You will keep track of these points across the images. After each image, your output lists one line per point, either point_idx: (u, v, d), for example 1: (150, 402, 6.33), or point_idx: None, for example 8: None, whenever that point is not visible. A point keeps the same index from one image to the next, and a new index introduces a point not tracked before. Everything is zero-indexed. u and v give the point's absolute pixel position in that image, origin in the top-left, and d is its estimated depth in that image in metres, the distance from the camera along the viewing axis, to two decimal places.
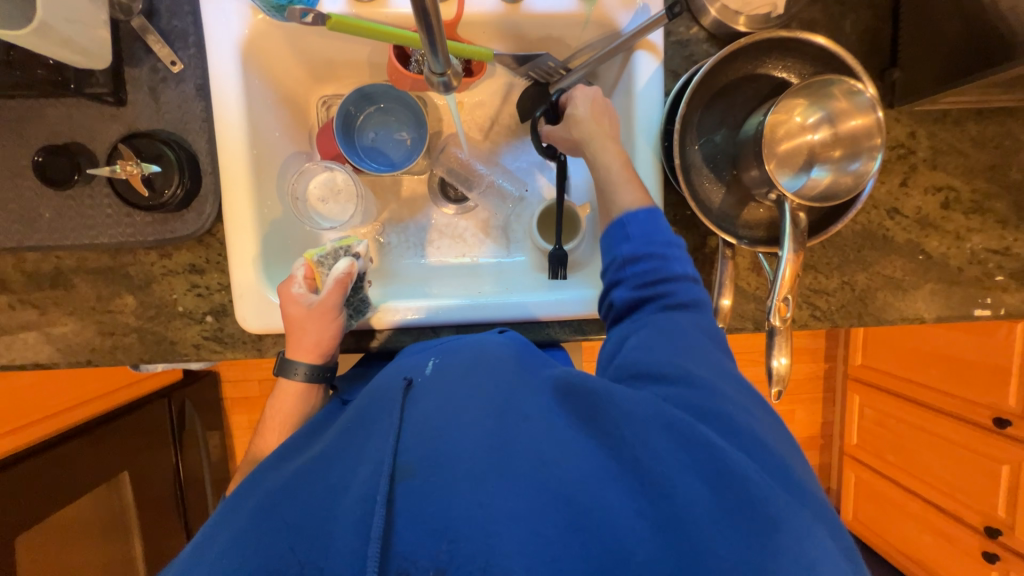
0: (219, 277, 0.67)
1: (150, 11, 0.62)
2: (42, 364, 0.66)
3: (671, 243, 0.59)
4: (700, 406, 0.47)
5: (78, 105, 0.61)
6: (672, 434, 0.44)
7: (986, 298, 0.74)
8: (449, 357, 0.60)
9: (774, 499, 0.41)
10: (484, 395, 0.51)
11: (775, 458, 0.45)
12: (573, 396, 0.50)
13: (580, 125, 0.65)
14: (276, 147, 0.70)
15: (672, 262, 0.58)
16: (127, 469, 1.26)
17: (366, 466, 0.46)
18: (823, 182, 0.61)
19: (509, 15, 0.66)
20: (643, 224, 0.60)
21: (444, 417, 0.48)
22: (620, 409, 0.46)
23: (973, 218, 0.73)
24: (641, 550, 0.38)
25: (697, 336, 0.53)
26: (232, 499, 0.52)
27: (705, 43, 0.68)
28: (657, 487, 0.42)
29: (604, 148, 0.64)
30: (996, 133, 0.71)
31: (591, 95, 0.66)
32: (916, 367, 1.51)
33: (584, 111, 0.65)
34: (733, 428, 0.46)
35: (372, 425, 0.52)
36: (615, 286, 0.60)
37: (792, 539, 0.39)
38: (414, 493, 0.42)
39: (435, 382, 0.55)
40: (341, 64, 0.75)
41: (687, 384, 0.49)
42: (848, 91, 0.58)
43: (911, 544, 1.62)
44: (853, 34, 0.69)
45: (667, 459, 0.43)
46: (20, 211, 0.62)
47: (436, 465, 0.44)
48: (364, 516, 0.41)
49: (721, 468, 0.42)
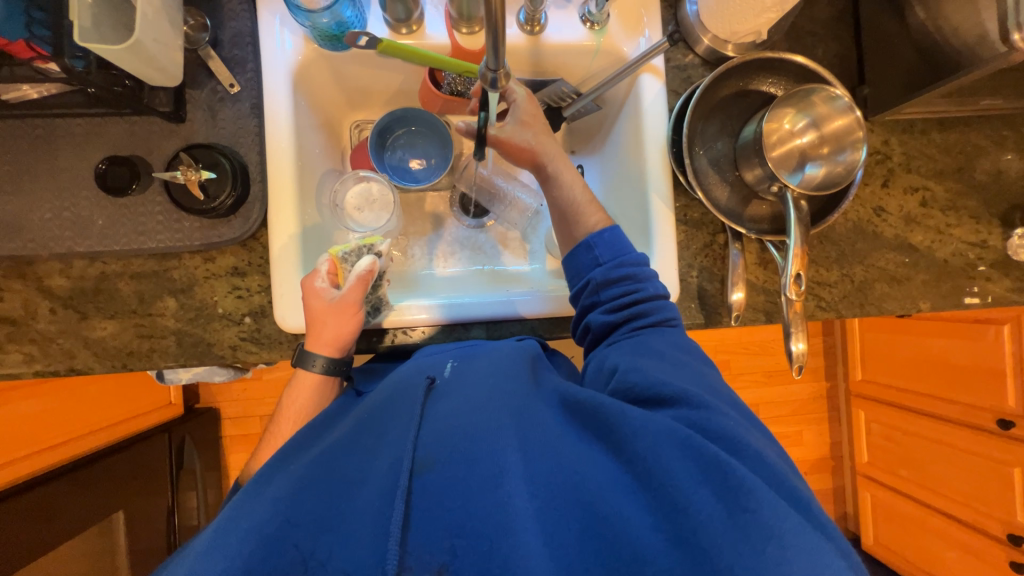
0: (260, 279, 0.70)
1: (215, 42, 0.70)
2: (78, 369, 0.67)
3: (639, 266, 0.64)
4: (699, 422, 0.50)
5: (141, 121, 0.67)
6: (681, 450, 0.47)
7: (973, 287, 0.80)
8: (468, 361, 0.62)
9: (786, 522, 0.43)
10: (502, 402, 0.54)
11: (778, 477, 0.47)
12: (586, 409, 0.52)
13: (543, 140, 0.70)
14: (316, 161, 0.76)
15: (642, 285, 0.63)
16: (123, 508, 1.16)
17: (387, 460, 0.50)
18: (818, 176, 0.70)
19: (530, 44, 0.75)
20: (611, 245, 0.65)
21: (465, 423, 0.51)
22: (633, 423, 0.49)
23: (950, 215, 0.80)
24: (650, 558, 0.42)
25: (672, 355, 0.58)
26: (249, 486, 0.52)
27: (700, 67, 0.79)
28: (672, 503, 0.44)
29: (563, 161, 0.71)
30: (958, 141, 0.81)
31: (534, 102, 0.71)
32: (915, 377, 1.56)
33: (535, 119, 0.70)
34: (734, 445, 0.48)
35: (392, 422, 0.55)
36: (592, 307, 0.65)
37: (793, 551, 0.41)
38: (432, 489, 0.46)
39: (453, 383, 0.58)
40: (375, 93, 0.84)
41: (689, 404, 0.51)
42: (828, 97, 0.67)
43: (940, 566, 1.58)
44: (825, 61, 0.81)
45: (677, 473, 0.45)
46: (73, 219, 0.65)
47: (450, 463, 0.48)
48: (386, 505, 0.46)
49: (724, 480, 0.45)
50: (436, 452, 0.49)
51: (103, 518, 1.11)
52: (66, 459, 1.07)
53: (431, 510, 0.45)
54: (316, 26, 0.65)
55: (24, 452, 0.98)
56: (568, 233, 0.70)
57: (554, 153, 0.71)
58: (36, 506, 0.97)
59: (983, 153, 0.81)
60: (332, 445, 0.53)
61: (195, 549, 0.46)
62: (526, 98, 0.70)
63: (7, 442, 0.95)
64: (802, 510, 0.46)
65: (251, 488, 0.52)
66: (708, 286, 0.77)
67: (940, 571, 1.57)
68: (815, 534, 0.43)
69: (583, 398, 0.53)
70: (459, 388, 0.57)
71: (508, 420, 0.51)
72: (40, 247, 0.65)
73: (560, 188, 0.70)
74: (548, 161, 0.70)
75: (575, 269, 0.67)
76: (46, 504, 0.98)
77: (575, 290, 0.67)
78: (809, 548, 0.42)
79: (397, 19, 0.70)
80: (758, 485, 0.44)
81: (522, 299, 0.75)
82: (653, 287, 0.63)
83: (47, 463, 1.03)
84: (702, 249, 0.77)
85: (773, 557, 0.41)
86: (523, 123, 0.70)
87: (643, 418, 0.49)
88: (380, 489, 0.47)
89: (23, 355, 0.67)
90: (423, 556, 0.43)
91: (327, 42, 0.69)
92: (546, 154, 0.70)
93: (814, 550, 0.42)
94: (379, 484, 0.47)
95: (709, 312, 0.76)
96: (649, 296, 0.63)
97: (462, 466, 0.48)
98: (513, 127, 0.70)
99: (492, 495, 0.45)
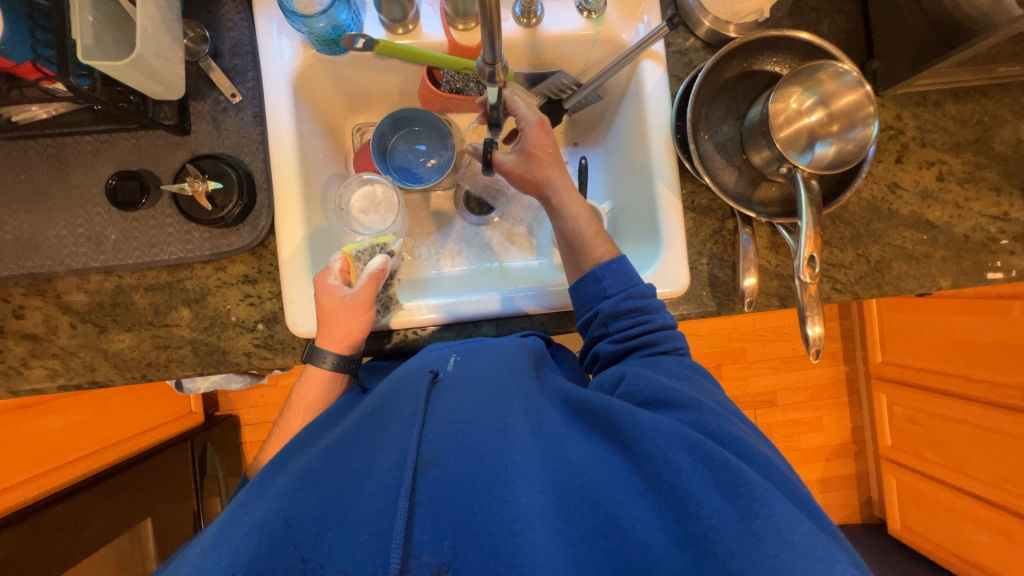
0: (271, 285, 0.71)
1: (215, 53, 0.71)
2: (99, 382, 0.69)
3: (647, 298, 0.64)
4: (707, 427, 0.49)
5: (148, 136, 0.68)
6: (692, 454, 0.46)
7: (995, 262, 0.77)
8: (472, 356, 0.62)
9: (799, 526, 0.42)
10: (506, 395, 0.53)
11: (788, 485, 0.47)
12: (592, 411, 0.52)
13: (545, 171, 0.70)
14: (320, 167, 0.77)
15: (652, 316, 0.63)
16: (150, 516, 1.18)
17: (392, 456, 0.50)
18: (828, 155, 0.68)
19: (529, 37, 0.75)
20: (619, 277, 0.65)
21: (468, 419, 0.51)
22: (641, 426, 0.48)
23: (969, 188, 0.78)
24: (660, 560, 0.42)
25: (680, 373, 0.58)
26: (256, 483, 0.53)
27: (702, 50, 0.78)
28: (681, 504, 0.44)
29: (568, 192, 0.71)
30: (975, 111, 0.79)
31: (545, 132, 0.70)
32: (938, 356, 1.52)
33: (542, 151, 0.70)
34: (745, 452, 0.48)
35: (396, 418, 0.55)
36: (601, 337, 0.65)
37: (807, 559, 0.40)
38: (437, 484, 0.46)
39: (456, 377, 0.58)
40: (375, 95, 0.84)
41: (695, 409, 0.52)
42: (835, 73, 0.65)
43: (971, 549, 1.52)
44: (832, 35, 0.79)
45: (689, 478, 0.45)
46: (88, 235, 0.66)
47: (455, 460, 0.47)
48: (389, 501, 0.45)
49: (736, 485, 0.44)
50: (441, 448, 0.48)
51: (131, 527, 1.13)
52: (98, 468, 1.10)
53: (435, 505, 0.44)
54: (313, 31, 0.65)
55: (51, 465, 1.01)
56: (576, 262, 0.70)
57: (560, 185, 0.71)
58: (63, 515, 0.99)
59: (1001, 123, 0.78)
60: (338, 443, 0.53)
61: (199, 545, 0.47)
62: (535, 128, 0.70)
63: (31, 456, 0.97)
64: (812, 519, 0.46)
65: (255, 484, 0.53)
66: (719, 273, 0.76)
67: (973, 556, 1.52)
68: (824, 536, 0.43)
69: (590, 400, 0.53)
70: (464, 383, 0.57)
71: (516, 418, 0.51)
72: (57, 264, 0.66)
73: (565, 220, 0.70)
74: (553, 193, 0.70)
75: (582, 299, 0.67)
76: (72, 514, 1.00)
77: (584, 319, 0.66)
78: (822, 557, 0.41)
79: (393, 19, 0.70)
80: (769, 490, 0.44)
81: (522, 294, 0.74)
82: (662, 317, 0.64)
83: (77, 473, 1.05)
84: (712, 236, 0.76)
85: (787, 563, 0.40)
86: (529, 155, 0.70)
87: (652, 421, 0.49)
88: (384, 485, 0.47)
89: (46, 371, 0.69)
90: (423, 555, 0.42)
91: (325, 47, 0.69)
92: (551, 186, 0.70)
93: (827, 558, 0.41)
94: (382, 480, 0.47)
95: (721, 300, 0.75)
96: (656, 327, 0.63)
97: (466, 464, 0.47)
98: (520, 159, 0.71)
99: (497, 492, 0.45)
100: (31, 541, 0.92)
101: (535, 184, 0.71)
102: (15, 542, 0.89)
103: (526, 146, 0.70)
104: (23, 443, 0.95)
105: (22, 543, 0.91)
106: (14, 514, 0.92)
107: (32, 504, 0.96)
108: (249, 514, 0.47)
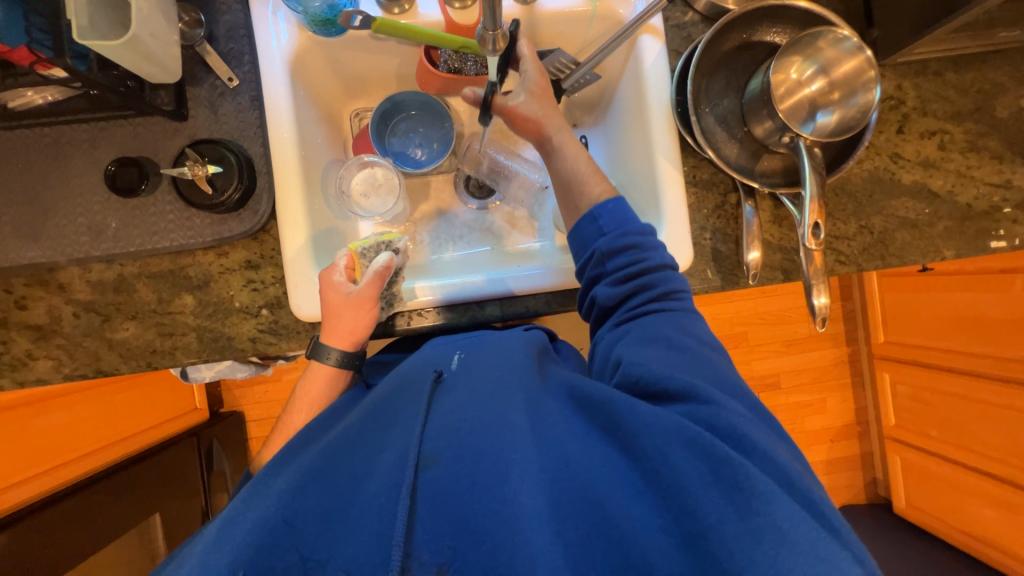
0: (274, 271, 0.71)
1: (210, 37, 0.70)
2: (105, 371, 0.69)
3: (645, 236, 0.62)
4: (706, 419, 0.48)
5: (146, 122, 0.67)
6: (690, 449, 0.45)
7: (998, 230, 0.77)
8: (476, 352, 0.62)
9: (798, 523, 0.41)
10: (506, 392, 0.53)
11: (788, 477, 0.46)
12: (593, 405, 0.51)
13: (546, 108, 0.70)
14: (319, 152, 0.76)
15: (648, 255, 0.61)
16: (157, 512, 1.17)
17: (392, 453, 0.50)
18: (831, 123, 0.68)
19: (526, 15, 0.74)
20: (616, 215, 0.63)
21: (469, 416, 0.51)
22: (641, 421, 0.47)
23: (971, 156, 0.78)
24: (659, 561, 0.42)
25: (681, 342, 0.57)
26: (259, 480, 0.53)
27: (700, 24, 0.77)
28: (680, 504, 0.44)
29: (568, 134, 0.70)
30: (975, 80, 0.78)
31: (546, 76, 0.70)
32: (941, 333, 1.53)
33: (544, 90, 0.70)
34: (745, 446, 0.47)
35: (398, 414, 0.55)
36: (598, 279, 0.63)
37: (808, 559, 0.40)
38: (437, 484, 0.46)
39: (459, 373, 0.58)
40: (372, 79, 0.84)
41: (695, 400, 0.50)
42: (835, 40, 0.65)
43: (976, 525, 1.53)
44: (830, 7, 0.78)
45: (687, 476, 0.44)
46: (88, 224, 0.66)
47: (455, 457, 0.47)
48: (390, 500, 0.45)
49: (735, 481, 0.43)
50: (441, 447, 0.48)
51: (139, 522, 1.13)
52: (96, 467, 1.09)
53: (435, 505, 0.45)
54: (308, 11, 0.66)
55: (51, 463, 1.00)
56: (572, 203, 0.68)
57: (561, 125, 0.69)
58: (73, 509, 0.99)
59: (1003, 90, 0.78)
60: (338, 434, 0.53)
61: (203, 542, 0.47)
62: (538, 69, 0.70)
63: (31, 454, 0.96)
64: (817, 518, 0.45)
65: (259, 480, 0.53)
66: (722, 247, 0.75)
67: (980, 532, 1.52)
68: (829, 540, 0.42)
69: (589, 393, 0.52)
70: (464, 382, 0.56)
71: (517, 415, 0.51)
72: (58, 253, 0.66)
73: (563, 160, 0.69)
74: (554, 132, 0.69)
75: (581, 242, 0.65)
76: (80, 509, 1.00)
77: (580, 262, 0.65)
78: (823, 556, 0.40)
79: None
80: (771, 488, 0.43)
81: (526, 276, 0.74)
82: (659, 256, 0.62)
83: (76, 473, 1.04)
84: (714, 210, 0.76)
85: (787, 563, 0.40)
86: (532, 92, 0.69)
87: (651, 415, 0.48)
88: (384, 483, 0.47)
89: (51, 361, 0.68)
90: (423, 555, 0.43)
91: (322, 28, 0.69)
92: (552, 126, 0.69)
93: (828, 557, 0.40)
94: (383, 479, 0.47)
95: (724, 275, 0.75)
96: (655, 265, 0.61)
97: (466, 463, 0.47)
98: (521, 96, 0.69)
99: (496, 492, 0.45)
100: (40, 536, 0.92)
101: (537, 122, 0.69)
102: (23, 539, 0.89)
103: (528, 83, 0.69)
104: (26, 440, 0.95)
105: (31, 539, 0.90)
106: (15, 513, 0.91)
107: (34, 503, 0.95)
108: (251, 510, 0.47)
